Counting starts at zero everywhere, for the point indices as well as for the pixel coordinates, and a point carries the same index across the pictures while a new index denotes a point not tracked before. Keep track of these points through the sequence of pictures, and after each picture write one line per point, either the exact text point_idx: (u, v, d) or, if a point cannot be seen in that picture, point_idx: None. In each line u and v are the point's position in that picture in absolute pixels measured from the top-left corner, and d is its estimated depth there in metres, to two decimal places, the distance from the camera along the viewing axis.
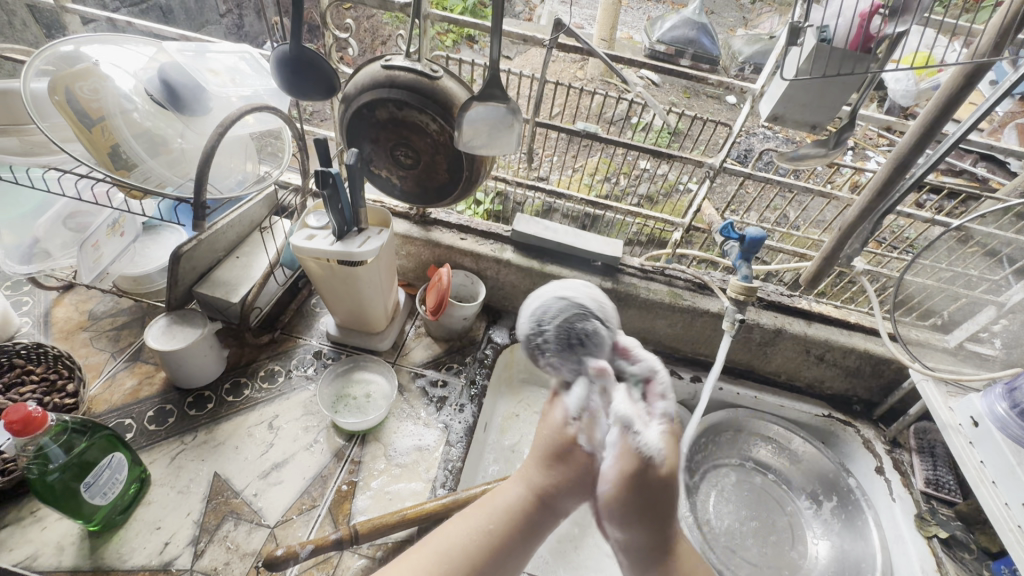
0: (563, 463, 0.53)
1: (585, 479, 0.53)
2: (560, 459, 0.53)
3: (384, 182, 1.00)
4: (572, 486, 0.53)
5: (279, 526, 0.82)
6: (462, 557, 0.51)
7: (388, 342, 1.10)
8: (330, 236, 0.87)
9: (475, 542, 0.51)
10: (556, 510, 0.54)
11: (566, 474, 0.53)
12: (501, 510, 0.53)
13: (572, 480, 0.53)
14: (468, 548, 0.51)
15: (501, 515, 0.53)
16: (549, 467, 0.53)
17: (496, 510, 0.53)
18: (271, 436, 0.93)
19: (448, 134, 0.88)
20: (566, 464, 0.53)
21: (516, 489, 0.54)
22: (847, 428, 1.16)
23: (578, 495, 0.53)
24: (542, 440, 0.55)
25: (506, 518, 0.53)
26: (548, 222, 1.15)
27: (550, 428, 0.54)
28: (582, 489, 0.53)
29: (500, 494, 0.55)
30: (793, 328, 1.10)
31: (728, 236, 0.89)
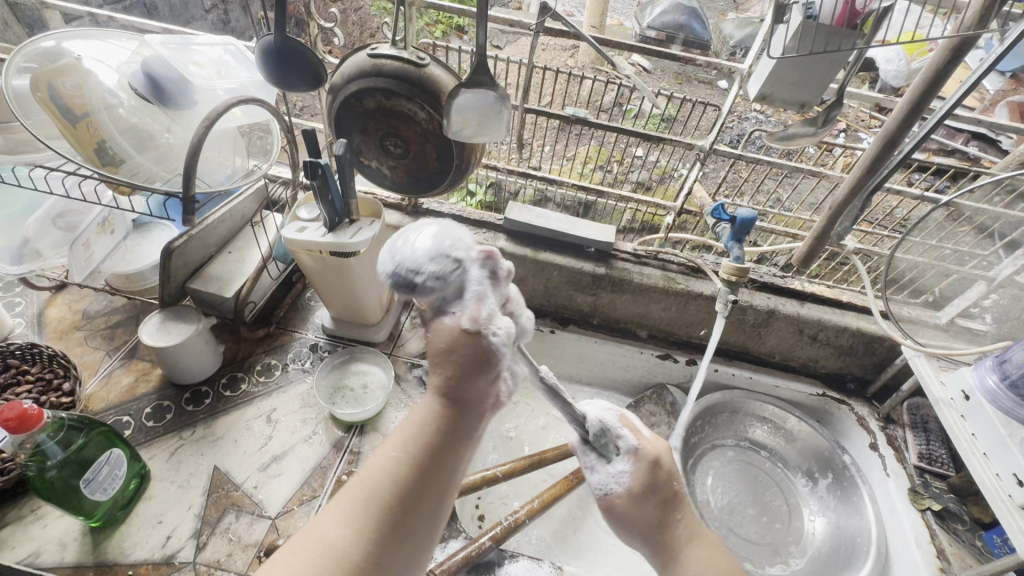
0: (453, 360, 0.50)
1: (475, 360, 0.50)
2: (450, 354, 0.50)
3: (373, 172, 0.99)
4: (467, 372, 0.50)
5: (280, 517, 0.83)
6: (381, 488, 0.47)
7: (384, 334, 1.11)
8: (321, 228, 0.87)
9: (395, 463, 0.48)
10: (468, 402, 0.51)
11: (457, 360, 0.50)
12: (414, 429, 0.50)
13: (467, 370, 0.50)
14: (385, 474, 0.48)
15: (414, 434, 0.50)
16: (444, 364, 0.50)
17: (409, 429, 0.50)
18: (269, 430, 0.93)
19: (436, 122, 0.87)
20: (461, 360, 0.50)
21: (427, 403, 0.51)
22: (841, 406, 1.17)
23: (473, 375, 0.50)
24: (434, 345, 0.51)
25: (421, 435, 0.50)
26: (540, 209, 1.15)
27: (432, 333, 0.51)
28: (476, 371, 0.50)
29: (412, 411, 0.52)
30: (785, 308, 1.11)
31: (718, 218, 0.89)
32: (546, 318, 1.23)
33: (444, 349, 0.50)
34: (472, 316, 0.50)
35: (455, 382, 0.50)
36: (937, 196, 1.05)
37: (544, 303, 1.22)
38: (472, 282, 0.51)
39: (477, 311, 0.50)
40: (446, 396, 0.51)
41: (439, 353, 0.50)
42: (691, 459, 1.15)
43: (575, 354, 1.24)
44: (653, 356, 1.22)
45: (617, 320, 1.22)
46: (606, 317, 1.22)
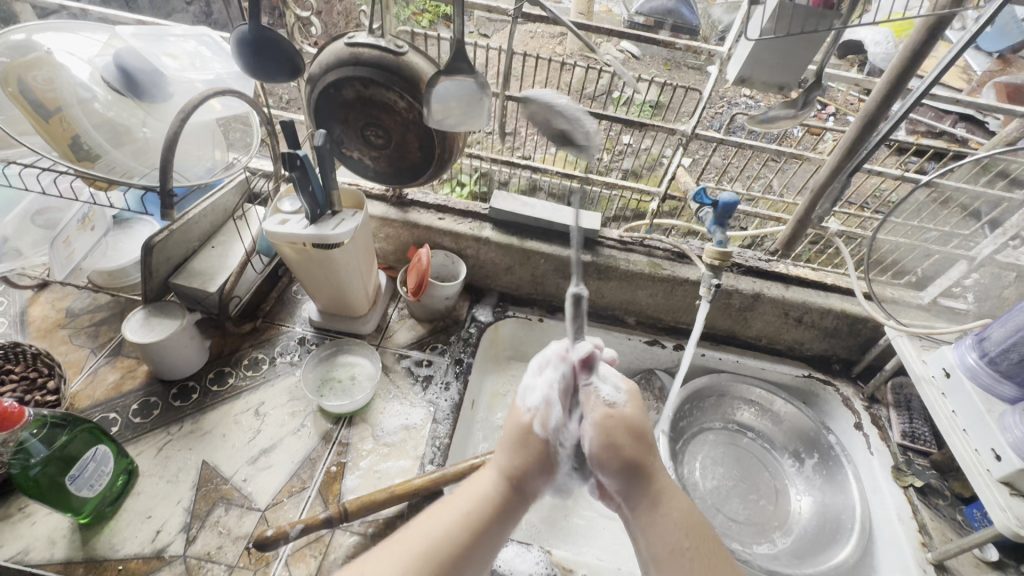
0: (521, 443, 0.69)
1: (538, 455, 0.68)
2: (523, 441, 0.69)
3: (355, 163, 0.98)
4: (530, 462, 0.68)
5: (270, 509, 0.84)
6: (444, 549, 0.61)
7: (372, 325, 1.11)
8: (303, 220, 0.87)
9: (455, 531, 0.63)
10: (525, 492, 0.68)
11: (526, 454, 0.68)
12: (476, 498, 0.66)
13: (529, 455, 0.68)
14: (447, 533, 0.62)
15: (476, 503, 0.65)
16: (516, 450, 0.69)
17: (473, 498, 0.66)
18: (257, 423, 0.94)
19: (416, 111, 0.87)
20: (527, 447, 0.69)
21: (491, 480, 0.68)
22: (827, 387, 1.18)
23: (535, 467, 0.69)
24: (509, 431, 0.70)
25: (481, 503, 0.66)
26: (525, 197, 1.14)
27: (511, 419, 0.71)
28: (539, 462, 0.68)
29: (476, 487, 0.68)
30: (770, 292, 1.11)
31: (701, 203, 0.90)
32: (534, 306, 1.24)
33: (516, 429, 0.70)
34: (543, 418, 0.69)
35: (520, 470, 0.67)
36: (915, 178, 1.04)
37: (532, 291, 1.22)
38: (555, 381, 0.72)
39: (546, 416, 0.69)
40: (507, 479, 0.68)
41: (511, 431, 0.70)
42: (680, 442, 1.16)
43: None
44: (641, 342, 1.21)
45: (605, 307, 1.22)
46: (593, 305, 1.23)
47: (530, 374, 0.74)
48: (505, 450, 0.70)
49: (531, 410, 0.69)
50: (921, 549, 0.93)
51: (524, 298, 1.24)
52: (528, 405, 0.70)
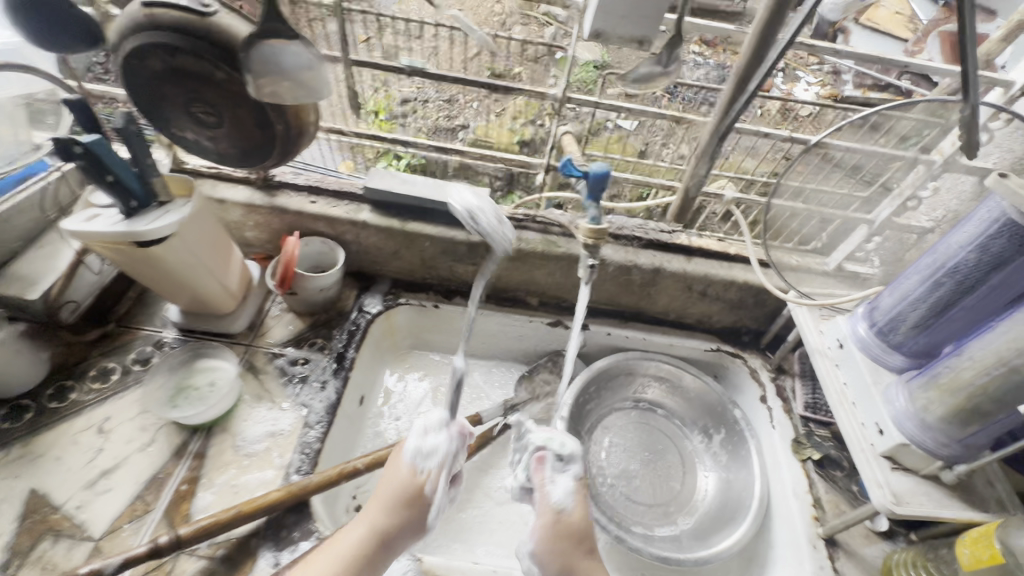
0: (394, 495, 0.71)
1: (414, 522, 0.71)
2: (408, 505, 0.70)
3: (191, 145, 0.87)
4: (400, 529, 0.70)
5: (105, 537, 0.76)
6: None
7: (242, 324, 1.01)
8: (116, 215, 0.75)
9: None
10: (391, 547, 0.71)
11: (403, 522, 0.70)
12: (339, 553, 0.68)
13: (404, 511, 0.70)
14: None
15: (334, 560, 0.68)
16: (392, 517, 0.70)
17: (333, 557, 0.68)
18: (100, 441, 0.85)
19: (240, 83, 0.75)
20: (410, 510, 0.70)
21: (357, 535, 0.70)
22: (736, 360, 1.14)
23: (406, 534, 0.71)
24: (394, 492, 0.71)
25: (344, 561, 0.67)
26: (405, 174, 1.04)
27: (397, 486, 0.71)
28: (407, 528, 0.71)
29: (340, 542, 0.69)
30: (671, 266, 1.05)
31: (570, 175, 0.81)
32: (431, 292, 1.15)
33: (391, 485, 0.71)
34: (432, 484, 0.71)
35: (396, 531, 0.70)
36: (806, 137, 0.99)
37: (425, 275, 1.14)
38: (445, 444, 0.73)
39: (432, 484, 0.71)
40: (376, 534, 0.69)
41: (386, 480, 0.73)
42: (586, 425, 1.12)
43: (464, 327, 1.17)
44: (544, 323, 1.15)
45: (505, 288, 1.15)
46: (493, 287, 1.15)
47: (416, 434, 0.74)
48: (375, 498, 0.72)
49: (424, 476, 0.71)
50: (813, 524, 0.91)
51: (418, 282, 1.16)
52: (427, 468, 0.72)
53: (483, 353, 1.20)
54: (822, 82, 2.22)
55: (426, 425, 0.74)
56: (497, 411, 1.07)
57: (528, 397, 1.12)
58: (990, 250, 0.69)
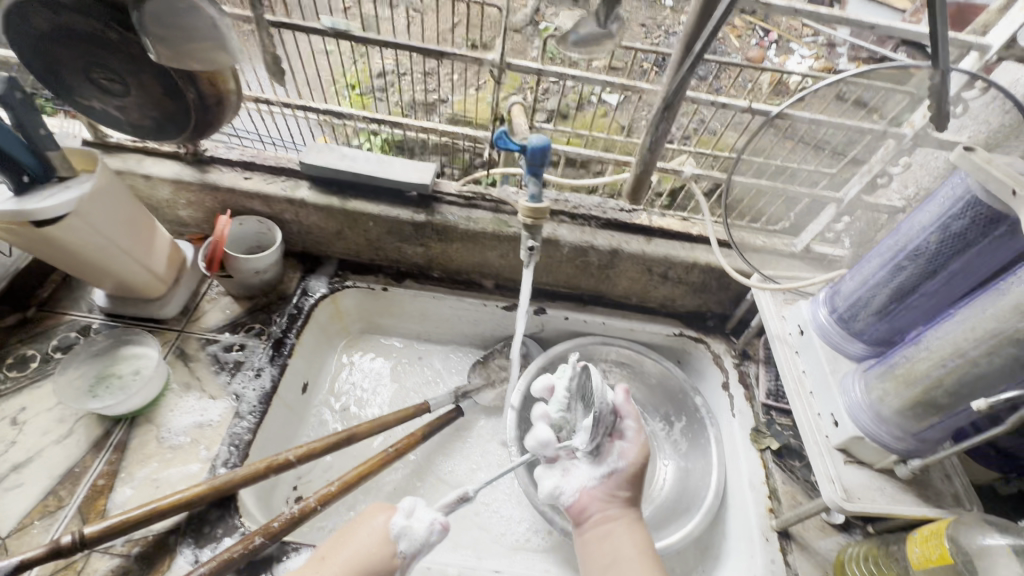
0: (369, 561, 0.64)
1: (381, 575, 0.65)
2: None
3: (100, 116, 0.80)
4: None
5: (12, 535, 0.72)
6: None
7: (174, 308, 0.96)
8: (8, 191, 0.69)
9: None
10: None
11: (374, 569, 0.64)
12: None
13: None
14: None
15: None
16: (364, 564, 0.64)
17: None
18: (13, 434, 0.80)
19: (138, 44, 0.68)
20: None
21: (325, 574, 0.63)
22: (699, 346, 1.09)
23: None
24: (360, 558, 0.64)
25: None
26: (345, 149, 0.97)
27: (372, 549, 0.65)
28: None
29: None
30: (629, 247, 0.99)
31: (506, 148, 0.74)
32: (380, 274, 1.09)
33: (360, 550, 0.65)
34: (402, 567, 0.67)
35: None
36: (767, 108, 0.92)
37: (373, 256, 1.08)
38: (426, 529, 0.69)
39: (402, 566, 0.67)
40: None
41: (364, 538, 0.67)
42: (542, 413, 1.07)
43: (416, 311, 1.11)
44: (499, 307, 1.09)
45: (458, 271, 1.09)
46: (446, 269, 1.09)
47: (401, 513, 0.69)
48: (340, 549, 0.65)
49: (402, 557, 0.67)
50: (767, 516, 0.87)
51: (367, 264, 1.10)
52: (405, 551, 0.67)
53: (439, 338, 1.15)
54: (815, 55, 2.12)
55: (415, 505, 0.71)
56: (447, 399, 1.03)
57: (481, 384, 1.08)
58: (951, 230, 0.63)
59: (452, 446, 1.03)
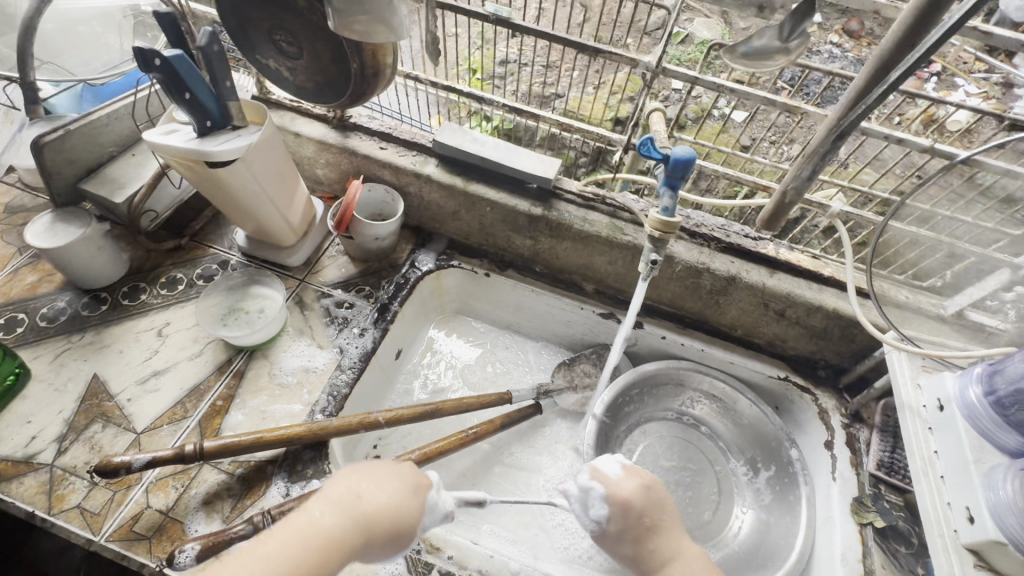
0: (404, 515, 0.58)
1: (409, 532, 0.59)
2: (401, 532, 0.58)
3: (272, 75, 0.87)
4: (397, 533, 0.58)
5: (145, 433, 0.81)
6: None
7: (299, 258, 1.04)
8: (192, 133, 0.78)
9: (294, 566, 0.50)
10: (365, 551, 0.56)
11: (406, 526, 0.58)
12: (339, 521, 0.54)
13: (394, 543, 0.58)
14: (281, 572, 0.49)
15: (313, 534, 0.52)
16: (402, 515, 0.58)
17: (303, 532, 0.52)
18: (157, 344, 0.91)
19: (319, 13, 0.73)
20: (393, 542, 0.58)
21: (367, 505, 0.56)
22: (804, 396, 1.01)
23: (392, 542, 0.58)
24: (400, 505, 0.58)
25: (348, 530, 0.54)
26: (476, 133, 0.99)
27: (409, 497, 0.59)
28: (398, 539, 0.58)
29: (330, 512, 0.54)
30: (749, 276, 0.93)
31: (648, 156, 0.70)
32: (484, 259, 1.11)
33: (396, 497, 0.58)
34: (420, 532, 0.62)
35: (404, 528, 0.58)
36: (948, 151, 0.81)
37: (482, 241, 1.10)
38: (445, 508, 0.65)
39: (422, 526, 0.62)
40: (374, 519, 0.56)
41: (403, 489, 0.59)
42: (621, 429, 1.05)
43: (511, 301, 1.12)
44: (595, 313, 1.07)
45: (560, 269, 1.08)
46: (549, 265, 1.09)
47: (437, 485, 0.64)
48: (378, 490, 0.58)
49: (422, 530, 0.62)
50: None
51: (474, 247, 1.12)
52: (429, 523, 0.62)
53: (527, 331, 1.16)
54: (989, 95, 1.86)
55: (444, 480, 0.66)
56: (528, 394, 1.03)
57: (564, 386, 1.06)
58: None
59: (524, 441, 1.04)
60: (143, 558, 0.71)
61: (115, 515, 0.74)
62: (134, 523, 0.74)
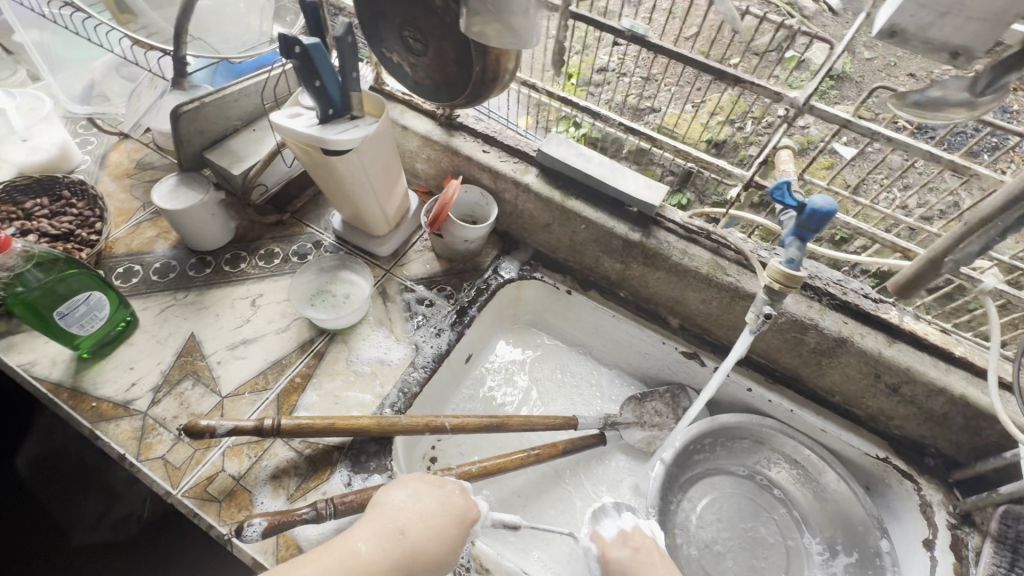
0: (444, 544, 0.61)
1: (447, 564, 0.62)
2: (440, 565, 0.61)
3: (394, 68, 0.87)
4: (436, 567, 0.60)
5: (229, 398, 0.85)
6: None
7: (388, 249, 1.05)
8: (313, 119, 0.80)
9: None
10: None
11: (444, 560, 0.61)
12: (382, 552, 0.56)
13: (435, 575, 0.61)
14: None
15: (353, 564, 0.55)
16: (443, 548, 0.61)
17: (344, 562, 0.55)
18: (250, 313, 0.95)
19: (453, 13, 0.72)
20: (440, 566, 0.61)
21: (410, 536, 0.59)
22: (904, 482, 0.90)
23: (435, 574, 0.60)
24: (441, 537, 0.61)
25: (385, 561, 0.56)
26: (583, 148, 0.96)
27: (450, 525, 0.62)
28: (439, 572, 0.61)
29: (373, 543, 0.57)
30: (863, 342, 0.84)
31: (781, 201, 0.64)
32: (567, 275, 1.08)
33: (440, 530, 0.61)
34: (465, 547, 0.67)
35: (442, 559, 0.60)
36: None
37: (569, 258, 1.06)
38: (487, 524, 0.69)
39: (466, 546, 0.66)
40: (413, 554, 0.58)
41: (446, 524, 0.62)
42: (686, 477, 0.99)
43: (589, 323, 1.09)
44: (677, 351, 1.01)
45: (647, 298, 1.03)
46: (635, 292, 1.04)
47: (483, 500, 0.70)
48: (423, 524, 0.60)
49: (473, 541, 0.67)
50: None
51: (559, 262, 1.09)
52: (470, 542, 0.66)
53: (599, 355, 1.11)
54: None
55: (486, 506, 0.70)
56: (595, 422, 0.99)
57: (633, 421, 1.01)
58: None
59: (583, 471, 1.00)
60: (213, 519, 0.74)
61: (193, 472, 0.78)
62: (208, 484, 0.77)
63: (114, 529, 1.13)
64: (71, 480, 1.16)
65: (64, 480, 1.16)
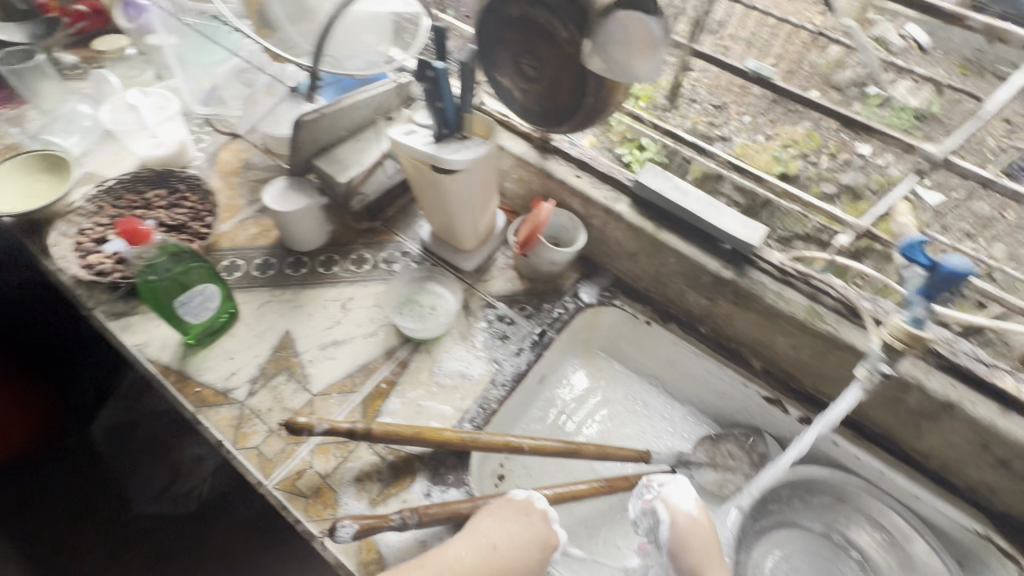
0: (528, 566, 0.68)
1: None
2: None
3: (504, 93, 0.90)
4: None
5: (319, 397, 0.88)
6: None
7: (472, 264, 1.07)
8: (428, 137, 0.83)
9: None
10: None
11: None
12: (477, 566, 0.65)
13: None
14: None
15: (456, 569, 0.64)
16: (526, 569, 0.68)
17: (449, 565, 0.64)
18: (340, 315, 0.99)
19: (577, 45, 0.74)
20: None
21: (500, 556, 0.67)
22: (1005, 562, 0.84)
23: None
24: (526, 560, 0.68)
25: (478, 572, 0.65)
26: (680, 181, 0.95)
27: (534, 551, 0.69)
28: None
29: (467, 555, 0.66)
30: (973, 408, 0.79)
31: (912, 259, 0.62)
32: (648, 305, 1.07)
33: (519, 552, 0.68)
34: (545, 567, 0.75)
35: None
36: None
37: (651, 288, 1.06)
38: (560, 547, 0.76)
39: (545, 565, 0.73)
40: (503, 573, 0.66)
41: (531, 548, 0.69)
42: (759, 525, 0.96)
43: (665, 356, 1.07)
44: (759, 395, 0.98)
45: (731, 337, 1.01)
46: (718, 330, 1.02)
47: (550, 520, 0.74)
48: (510, 545, 0.68)
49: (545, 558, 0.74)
50: None
51: (639, 291, 1.08)
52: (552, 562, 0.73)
53: (671, 389, 1.10)
54: None
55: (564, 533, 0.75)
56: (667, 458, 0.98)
57: (704, 461, 1.00)
58: None
59: None
60: (300, 514, 0.77)
61: (284, 466, 0.81)
62: (297, 479, 0.80)
63: (176, 502, 1.25)
64: (146, 448, 1.30)
65: (139, 449, 1.30)
